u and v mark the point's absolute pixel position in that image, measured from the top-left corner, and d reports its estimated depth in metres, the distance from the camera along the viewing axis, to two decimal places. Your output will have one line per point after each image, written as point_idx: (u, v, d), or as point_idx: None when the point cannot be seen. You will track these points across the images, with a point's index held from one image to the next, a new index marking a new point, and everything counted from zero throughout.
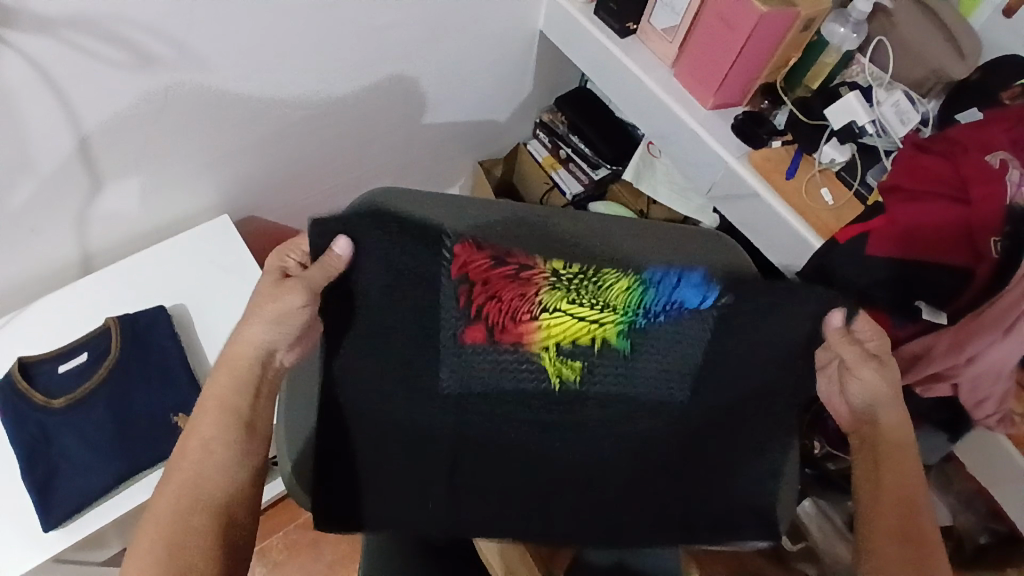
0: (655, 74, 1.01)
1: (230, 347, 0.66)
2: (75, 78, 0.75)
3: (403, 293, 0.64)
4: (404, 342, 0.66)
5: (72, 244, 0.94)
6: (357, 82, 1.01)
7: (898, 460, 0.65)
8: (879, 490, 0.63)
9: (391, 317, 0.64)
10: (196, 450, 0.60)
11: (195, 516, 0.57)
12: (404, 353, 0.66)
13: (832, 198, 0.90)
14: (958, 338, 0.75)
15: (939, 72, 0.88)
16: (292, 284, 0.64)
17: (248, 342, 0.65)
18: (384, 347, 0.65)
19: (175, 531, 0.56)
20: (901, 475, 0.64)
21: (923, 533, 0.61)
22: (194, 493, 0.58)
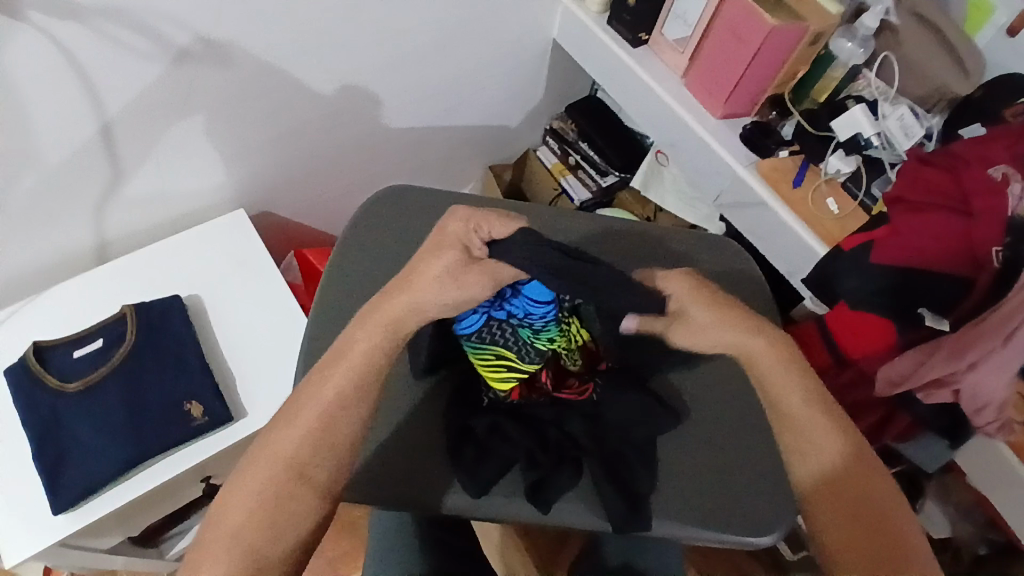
0: (665, 84, 1.03)
1: (382, 303, 0.61)
2: (100, 67, 0.77)
3: (532, 432, 0.69)
4: (559, 480, 0.67)
5: (90, 232, 0.96)
6: (373, 82, 1.03)
7: (872, 482, 0.60)
8: (856, 510, 0.59)
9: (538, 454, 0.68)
10: (314, 410, 0.60)
11: (275, 515, 0.56)
12: (555, 482, 0.67)
13: (837, 207, 0.92)
14: (958, 345, 0.76)
15: (943, 88, 0.90)
16: (475, 277, 0.58)
17: (398, 305, 0.60)
18: (558, 467, 0.68)
19: (259, 525, 0.56)
20: (878, 491, 0.60)
21: (911, 540, 0.59)
22: (298, 467, 0.58)
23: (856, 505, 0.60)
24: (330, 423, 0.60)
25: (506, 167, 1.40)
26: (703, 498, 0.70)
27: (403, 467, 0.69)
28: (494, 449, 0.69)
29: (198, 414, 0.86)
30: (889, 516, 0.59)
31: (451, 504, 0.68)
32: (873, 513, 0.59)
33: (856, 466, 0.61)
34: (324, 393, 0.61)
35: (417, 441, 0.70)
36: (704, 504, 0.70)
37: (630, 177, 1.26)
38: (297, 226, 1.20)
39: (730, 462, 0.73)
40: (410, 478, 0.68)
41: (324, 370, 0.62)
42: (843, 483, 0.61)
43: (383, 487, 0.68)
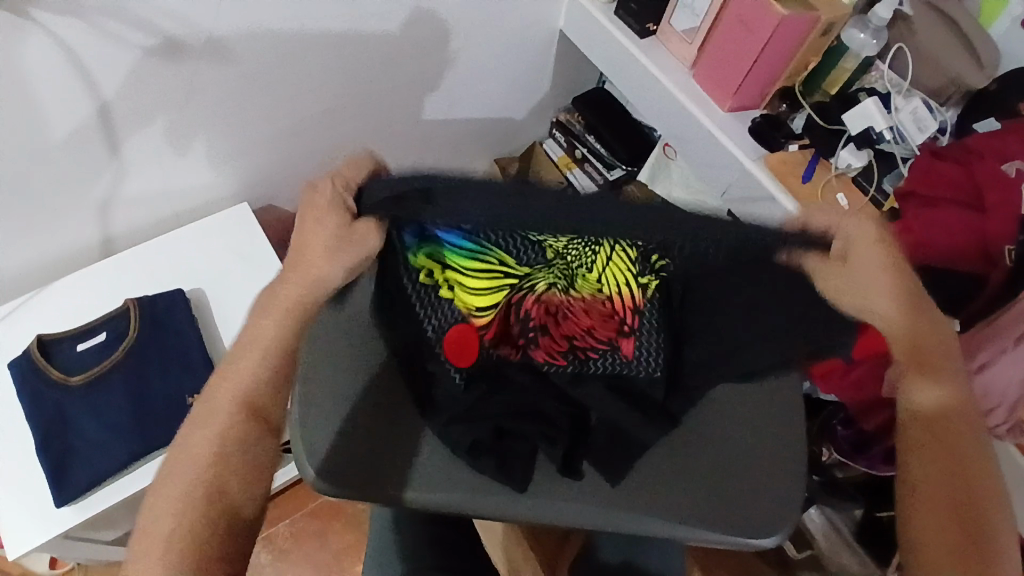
0: (672, 76, 1.01)
1: (274, 288, 0.63)
2: (103, 63, 0.77)
3: (541, 419, 0.69)
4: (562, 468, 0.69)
5: (95, 226, 0.96)
6: (376, 75, 1.02)
7: (959, 445, 0.64)
8: (934, 475, 0.63)
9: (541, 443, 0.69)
10: (226, 407, 0.61)
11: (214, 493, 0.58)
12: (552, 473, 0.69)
13: (848, 203, 0.90)
14: (970, 345, 0.76)
15: (957, 80, 0.87)
16: (320, 257, 0.60)
17: (291, 292, 0.62)
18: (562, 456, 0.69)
19: (198, 505, 0.57)
20: (961, 456, 0.63)
21: (983, 511, 0.61)
22: (218, 465, 0.59)
23: (947, 447, 0.64)
24: (252, 404, 0.61)
25: (512, 161, 1.39)
26: (703, 499, 0.69)
27: (396, 462, 0.69)
28: (502, 438, 0.69)
29: None
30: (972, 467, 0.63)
31: (435, 501, 0.68)
32: (961, 458, 0.63)
33: (944, 427, 0.64)
34: (238, 378, 0.62)
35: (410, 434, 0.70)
36: (705, 505, 0.69)
37: (638, 171, 1.24)
38: None
39: (732, 463, 0.72)
40: (406, 469, 0.69)
41: (228, 369, 0.62)
42: (938, 418, 0.65)
43: (374, 479, 0.67)
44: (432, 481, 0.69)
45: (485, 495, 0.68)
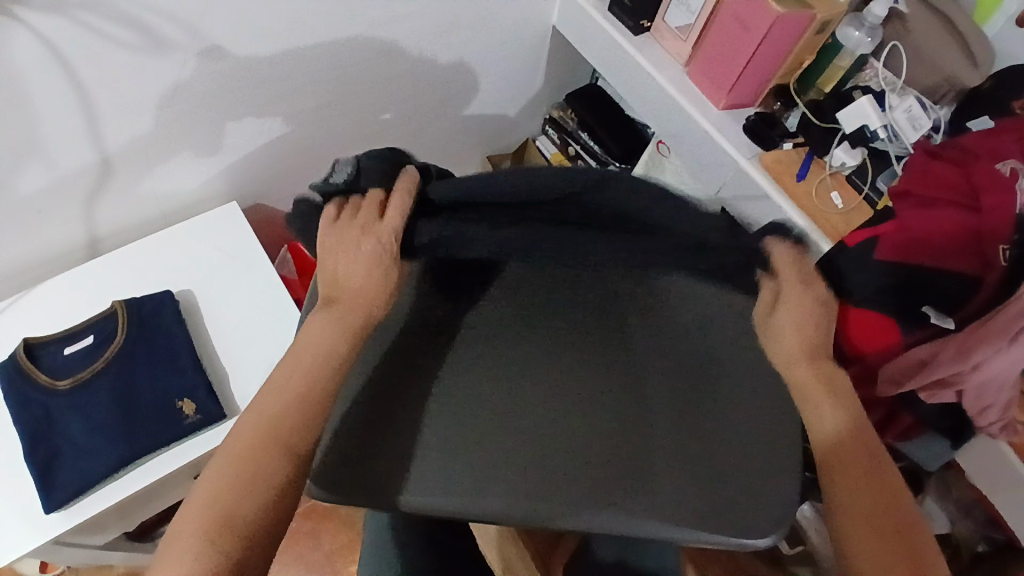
0: (667, 73, 1.00)
1: (334, 254, 0.63)
2: (89, 61, 0.75)
3: (558, 410, 0.70)
4: (575, 468, 0.67)
5: (81, 227, 0.94)
6: (366, 71, 1.01)
7: (861, 462, 0.63)
8: (852, 491, 0.61)
9: (560, 441, 0.69)
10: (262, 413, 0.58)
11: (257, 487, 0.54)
12: (560, 472, 0.67)
13: (842, 201, 0.90)
14: (963, 347, 0.74)
15: (951, 78, 0.87)
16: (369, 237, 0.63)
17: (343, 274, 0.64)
18: (574, 458, 0.68)
19: (238, 507, 0.53)
20: (866, 469, 0.62)
21: (909, 521, 0.60)
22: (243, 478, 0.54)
23: (870, 484, 0.61)
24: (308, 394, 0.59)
25: (506, 157, 1.39)
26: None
27: (409, 464, 0.67)
28: (508, 438, 0.69)
29: (191, 411, 0.85)
30: (895, 503, 0.60)
31: (421, 503, 0.66)
32: (888, 492, 0.61)
33: (847, 446, 0.64)
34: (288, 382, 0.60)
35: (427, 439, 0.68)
36: (717, 506, 0.66)
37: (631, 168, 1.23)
38: (292, 218, 1.19)
39: (738, 451, 0.68)
40: (421, 471, 0.67)
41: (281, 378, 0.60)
42: (850, 454, 0.63)
43: (392, 481, 0.66)
44: (416, 485, 0.66)
45: (479, 496, 0.66)
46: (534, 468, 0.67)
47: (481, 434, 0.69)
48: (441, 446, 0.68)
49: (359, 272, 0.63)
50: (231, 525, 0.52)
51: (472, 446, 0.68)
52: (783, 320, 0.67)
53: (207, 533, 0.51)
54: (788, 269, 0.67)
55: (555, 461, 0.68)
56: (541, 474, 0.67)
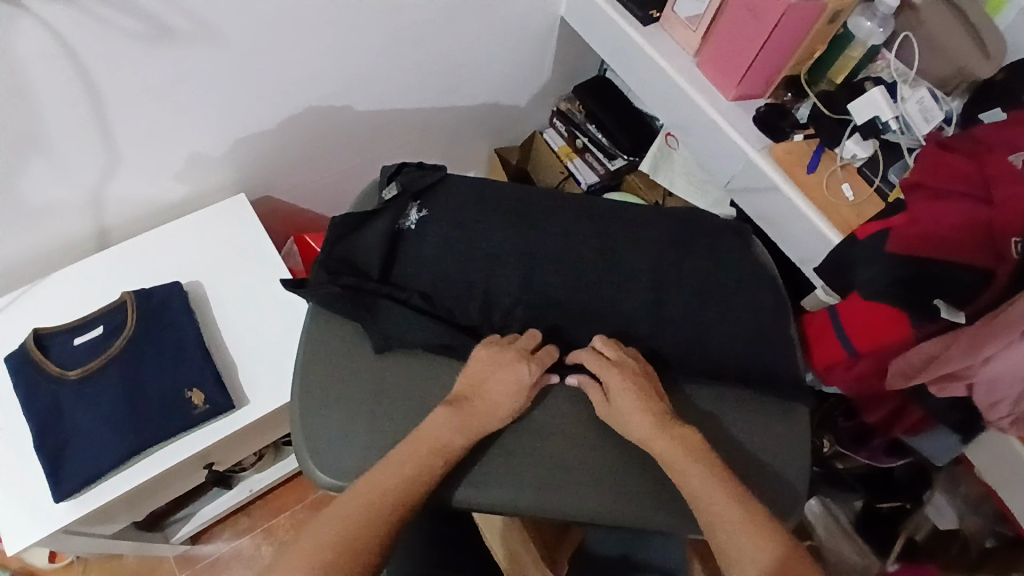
0: (676, 63, 1.00)
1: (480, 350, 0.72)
2: (96, 50, 0.75)
3: (605, 402, 0.72)
4: (631, 484, 0.68)
5: (91, 217, 0.94)
6: (372, 62, 1.00)
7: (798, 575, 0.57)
8: None
9: (625, 454, 0.69)
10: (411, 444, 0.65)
11: (366, 538, 0.59)
12: (617, 485, 0.68)
13: (853, 193, 0.89)
14: (973, 340, 0.72)
15: (964, 70, 0.86)
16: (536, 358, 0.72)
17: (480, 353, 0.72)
18: (629, 471, 0.69)
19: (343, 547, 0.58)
20: None
21: None
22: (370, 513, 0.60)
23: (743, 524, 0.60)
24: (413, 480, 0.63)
25: (513, 150, 1.38)
26: None
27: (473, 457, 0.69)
28: (582, 444, 0.70)
29: (200, 402, 0.85)
30: None
31: (487, 504, 0.67)
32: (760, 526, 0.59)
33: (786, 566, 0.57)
34: (404, 463, 0.64)
35: (506, 440, 0.70)
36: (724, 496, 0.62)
37: (639, 161, 1.23)
38: (300, 210, 1.19)
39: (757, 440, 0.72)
40: (482, 467, 0.68)
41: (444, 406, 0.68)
42: None
43: (456, 474, 0.68)
44: (476, 483, 0.68)
45: (513, 492, 0.67)
46: (567, 465, 0.69)
47: (563, 434, 0.70)
48: (491, 450, 0.69)
49: (502, 392, 0.69)
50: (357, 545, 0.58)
51: (506, 448, 0.69)
52: (625, 402, 0.68)
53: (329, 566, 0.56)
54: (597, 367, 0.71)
55: (597, 462, 0.69)
56: (596, 479, 0.68)
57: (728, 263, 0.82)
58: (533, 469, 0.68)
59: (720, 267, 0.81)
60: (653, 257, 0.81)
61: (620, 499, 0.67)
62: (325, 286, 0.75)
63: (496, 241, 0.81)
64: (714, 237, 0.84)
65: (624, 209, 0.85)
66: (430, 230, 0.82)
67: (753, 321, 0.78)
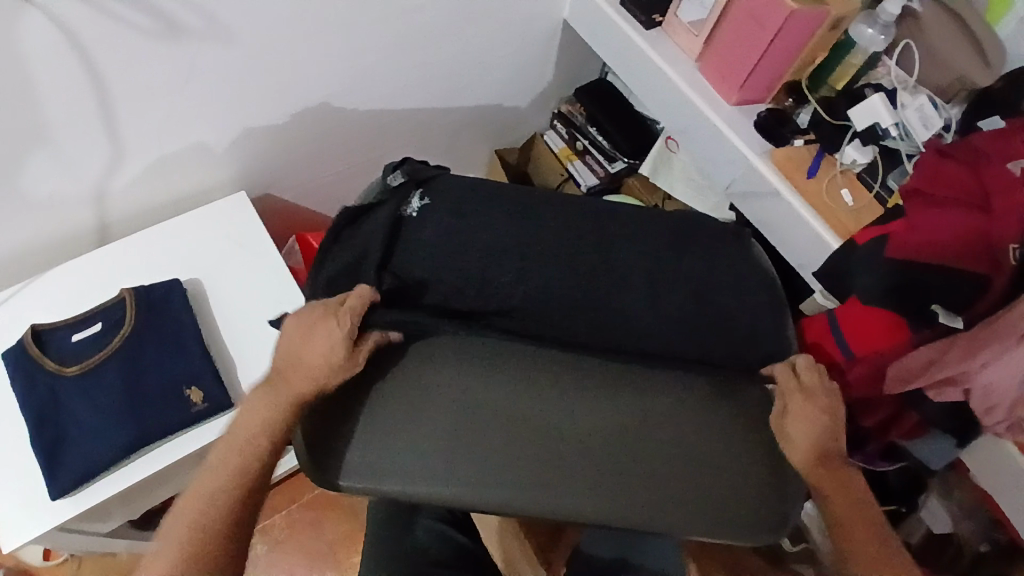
0: (678, 68, 1.00)
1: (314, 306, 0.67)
2: (101, 44, 0.74)
3: (597, 392, 0.62)
4: (582, 468, 0.59)
5: (90, 213, 0.94)
6: (376, 62, 1.00)
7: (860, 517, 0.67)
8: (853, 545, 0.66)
9: (581, 439, 0.60)
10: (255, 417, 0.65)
11: (208, 529, 0.62)
12: (566, 474, 0.59)
13: (852, 199, 0.90)
14: (969, 346, 0.75)
15: (963, 78, 0.87)
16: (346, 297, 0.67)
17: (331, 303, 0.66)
18: (579, 449, 0.60)
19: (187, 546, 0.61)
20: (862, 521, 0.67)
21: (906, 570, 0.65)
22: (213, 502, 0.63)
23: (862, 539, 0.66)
24: (249, 453, 0.64)
25: (513, 150, 1.39)
26: None
27: (385, 430, 0.60)
28: (521, 422, 0.60)
29: (199, 400, 0.85)
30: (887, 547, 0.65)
31: (390, 489, 0.58)
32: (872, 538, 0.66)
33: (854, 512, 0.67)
34: (232, 446, 0.64)
35: (426, 418, 0.60)
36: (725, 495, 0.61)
37: (639, 164, 1.23)
38: (300, 209, 1.19)
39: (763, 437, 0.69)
40: (391, 441, 0.59)
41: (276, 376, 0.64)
42: (853, 525, 0.66)
43: (365, 453, 0.59)
44: (371, 464, 0.59)
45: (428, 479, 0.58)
46: (522, 445, 0.59)
47: (499, 409, 0.60)
48: (419, 427, 0.59)
49: (314, 356, 0.63)
50: (203, 535, 0.62)
51: (416, 420, 0.60)
52: (797, 426, 0.63)
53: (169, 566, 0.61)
54: (787, 381, 0.68)
55: (539, 448, 0.59)
56: (522, 462, 0.58)
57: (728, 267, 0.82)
58: (456, 447, 0.59)
59: (721, 270, 0.82)
60: (655, 255, 0.81)
61: (516, 486, 0.58)
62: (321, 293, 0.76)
63: (499, 236, 0.80)
64: (716, 241, 0.84)
65: (626, 212, 0.85)
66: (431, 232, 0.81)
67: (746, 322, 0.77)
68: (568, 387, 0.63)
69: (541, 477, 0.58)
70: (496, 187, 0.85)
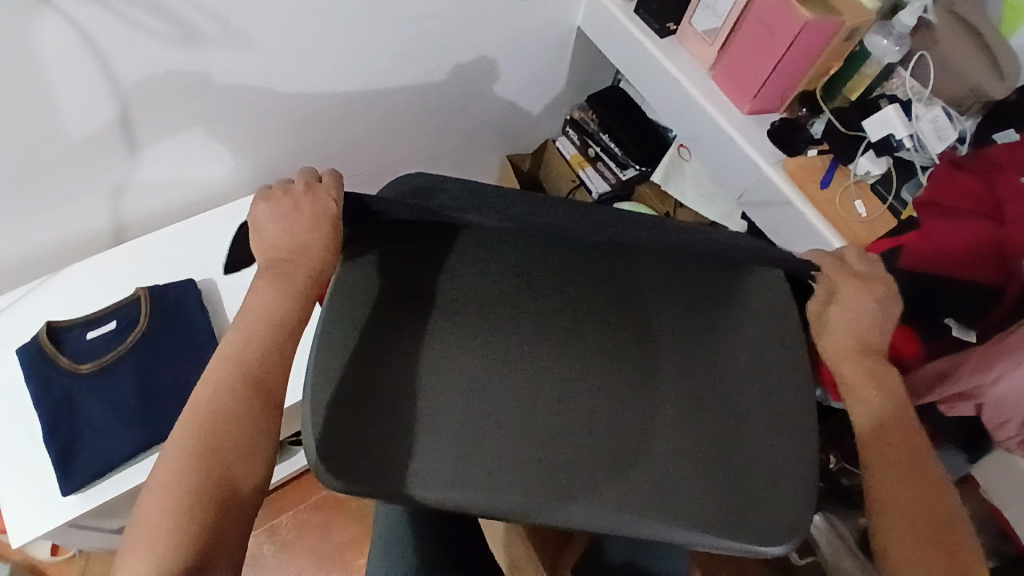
0: (692, 77, 1.00)
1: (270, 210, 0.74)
2: (119, 48, 0.76)
3: (628, 392, 0.67)
4: (625, 474, 0.61)
5: (107, 213, 0.95)
6: (389, 67, 1.01)
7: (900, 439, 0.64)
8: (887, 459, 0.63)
9: (627, 446, 0.63)
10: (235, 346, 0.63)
11: (202, 469, 0.55)
12: (614, 478, 0.61)
13: (865, 210, 0.90)
14: (984, 359, 0.73)
15: (977, 90, 0.86)
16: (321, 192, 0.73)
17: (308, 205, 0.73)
18: (619, 457, 0.62)
19: (181, 488, 0.54)
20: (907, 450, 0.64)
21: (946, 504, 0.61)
22: (210, 434, 0.57)
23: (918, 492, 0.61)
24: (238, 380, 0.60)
25: (525, 156, 1.39)
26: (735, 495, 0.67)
27: (447, 437, 0.61)
28: (573, 431, 0.64)
29: None
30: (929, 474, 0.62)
31: (435, 497, 0.58)
32: (928, 495, 0.61)
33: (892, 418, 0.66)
34: (219, 385, 0.59)
35: (489, 427, 0.63)
36: (731, 507, 0.61)
37: (650, 171, 1.23)
38: None
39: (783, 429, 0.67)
40: (455, 455, 0.60)
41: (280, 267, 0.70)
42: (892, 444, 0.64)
43: (441, 468, 0.60)
44: (421, 469, 0.59)
45: (486, 491, 0.58)
46: (570, 452, 0.62)
47: (555, 420, 0.64)
48: (451, 436, 0.61)
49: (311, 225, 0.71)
50: (202, 482, 0.54)
51: (484, 430, 0.62)
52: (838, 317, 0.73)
53: (171, 508, 0.53)
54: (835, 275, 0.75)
55: (560, 446, 0.62)
56: (554, 464, 0.61)
57: None
58: (517, 454, 0.61)
59: None
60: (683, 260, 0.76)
61: (560, 493, 0.59)
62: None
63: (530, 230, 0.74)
64: None
65: None
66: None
67: (774, 325, 0.73)
68: (583, 393, 0.66)
69: (589, 479, 0.60)
70: None
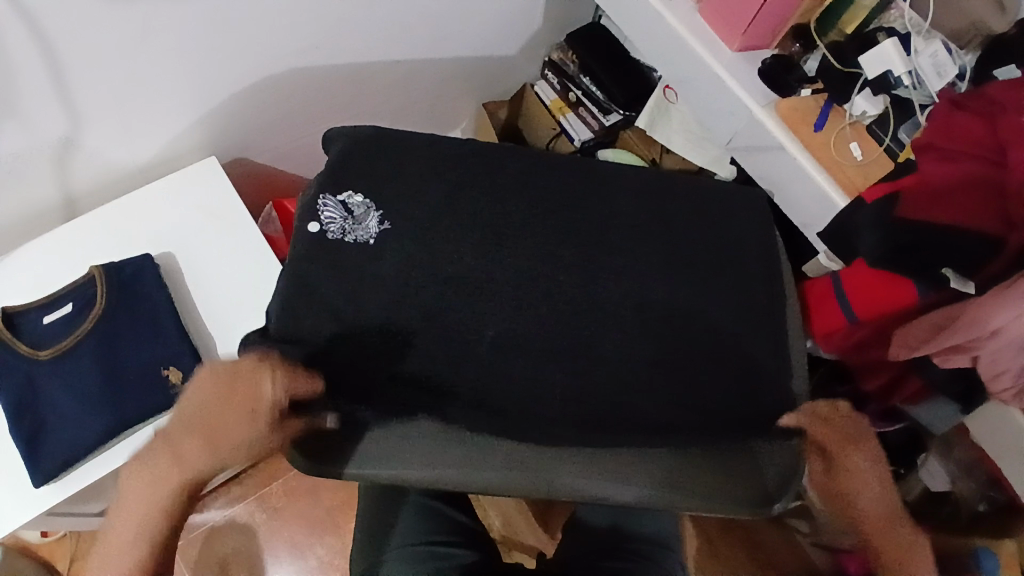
0: (677, 12, 0.93)
1: (207, 375, 0.58)
2: (47, 7, 0.68)
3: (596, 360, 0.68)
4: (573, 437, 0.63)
5: (54, 186, 0.89)
6: (348, 12, 0.93)
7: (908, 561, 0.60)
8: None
9: (587, 406, 0.65)
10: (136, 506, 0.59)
11: None
12: (558, 442, 0.62)
13: (861, 153, 0.85)
14: (981, 309, 0.69)
15: (977, 21, 0.80)
16: (264, 377, 0.57)
17: (240, 391, 0.57)
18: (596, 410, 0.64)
19: None
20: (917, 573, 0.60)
21: None
22: None
23: None
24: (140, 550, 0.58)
25: (501, 104, 1.30)
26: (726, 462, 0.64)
27: (399, 404, 0.63)
28: (543, 394, 0.65)
29: (177, 380, 0.82)
30: None
31: (410, 481, 0.61)
32: None
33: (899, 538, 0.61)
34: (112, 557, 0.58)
35: (443, 389, 0.64)
36: None
37: (634, 116, 1.17)
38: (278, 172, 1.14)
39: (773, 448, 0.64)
40: (406, 423, 0.62)
41: (188, 440, 0.57)
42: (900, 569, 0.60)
43: (393, 446, 0.61)
44: (384, 454, 0.61)
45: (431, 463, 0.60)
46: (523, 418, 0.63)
47: (514, 386, 0.66)
48: (412, 406, 0.63)
49: (240, 422, 0.56)
50: None
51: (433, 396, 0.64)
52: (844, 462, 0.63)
53: None
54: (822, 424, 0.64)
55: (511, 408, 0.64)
56: (500, 428, 0.62)
57: (729, 231, 0.77)
58: (468, 419, 0.63)
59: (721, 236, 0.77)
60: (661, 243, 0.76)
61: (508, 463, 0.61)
62: (323, 276, 0.70)
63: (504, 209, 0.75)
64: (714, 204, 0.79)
65: (622, 177, 0.80)
66: (398, 222, 0.74)
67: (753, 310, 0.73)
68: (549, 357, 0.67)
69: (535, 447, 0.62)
70: (477, 151, 0.80)
